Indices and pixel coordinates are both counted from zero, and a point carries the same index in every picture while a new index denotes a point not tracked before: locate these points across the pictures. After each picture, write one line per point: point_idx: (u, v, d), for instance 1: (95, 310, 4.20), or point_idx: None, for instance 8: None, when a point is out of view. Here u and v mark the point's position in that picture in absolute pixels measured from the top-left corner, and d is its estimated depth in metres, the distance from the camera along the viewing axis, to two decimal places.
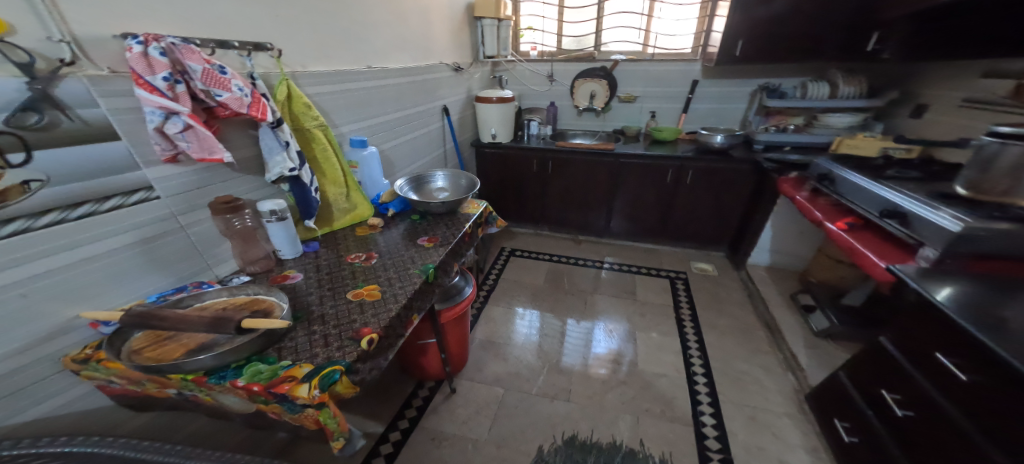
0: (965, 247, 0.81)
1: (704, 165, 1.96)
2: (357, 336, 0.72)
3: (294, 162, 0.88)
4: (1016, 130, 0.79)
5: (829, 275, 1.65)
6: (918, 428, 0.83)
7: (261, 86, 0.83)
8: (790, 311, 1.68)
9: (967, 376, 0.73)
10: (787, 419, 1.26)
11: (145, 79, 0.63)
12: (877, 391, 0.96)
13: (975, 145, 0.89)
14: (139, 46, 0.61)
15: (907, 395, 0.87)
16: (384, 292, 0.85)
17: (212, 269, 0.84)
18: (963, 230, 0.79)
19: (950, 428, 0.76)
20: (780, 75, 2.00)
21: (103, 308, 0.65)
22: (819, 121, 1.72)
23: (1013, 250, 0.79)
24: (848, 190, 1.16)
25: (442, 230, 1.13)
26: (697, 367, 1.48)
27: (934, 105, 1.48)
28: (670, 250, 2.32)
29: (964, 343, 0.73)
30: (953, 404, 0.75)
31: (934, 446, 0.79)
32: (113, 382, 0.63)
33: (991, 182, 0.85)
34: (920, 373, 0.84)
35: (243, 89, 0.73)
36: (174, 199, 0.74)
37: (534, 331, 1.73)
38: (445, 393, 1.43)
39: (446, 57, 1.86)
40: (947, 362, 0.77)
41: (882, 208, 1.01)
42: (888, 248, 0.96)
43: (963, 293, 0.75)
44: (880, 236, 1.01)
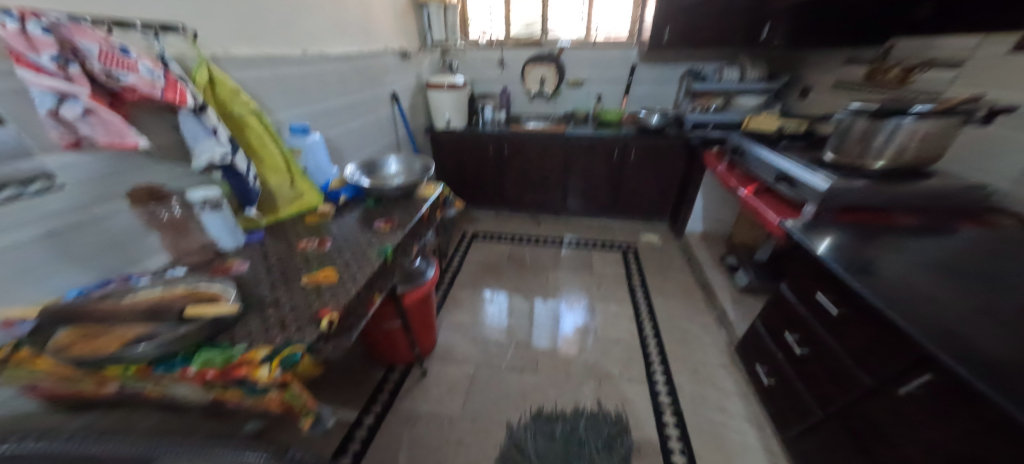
0: (833, 202, 0.99)
1: (645, 144, 2.12)
2: (317, 317, 0.74)
3: (225, 148, 0.84)
4: (861, 106, 0.98)
5: (747, 237, 1.87)
6: (810, 360, 0.99)
7: (175, 68, 0.77)
8: (721, 271, 1.91)
9: (839, 310, 0.89)
10: (722, 370, 1.45)
11: (28, 58, 0.56)
12: (782, 333, 1.13)
13: (838, 118, 1.07)
14: (13, 22, 0.54)
15: (804, 334, 1.02)
16: (342, 275, 0.87)
17: (139, 262, 0.80)
18: (830, 188, 0.97)
19: (830, 356, 0.92)
20: (706, 59, 2.19)
21: (15, 306, 0.62)
22: (734, 102, 1.92)
23: (868, 203, 0.98)
24: (756, 160, 1.34)
25: (397, 213, 1.15)
26: (648, 330, 1.65)
27: (815, 88, 1.73)
28: (622, 225, 2.49)
29: (837, 283, 0.89)
30: (832, 336, 0.91)
31: (820, 372, 0.95)
32: (41, 383, 0.60)
33: (848, 148, 1.04)
34: (809, 313, 1.00)
35: (151, 70, 0.70)
36: (80, 188, 0.69)
37: (503, 314, 1.80)
38: (416, 376, 1.47)
39: (389, 41, 1.82)
40: (825, 299, 0.93)
41: (777, 174, 1.19)
42: (783, 207, 1.14)
43: (838, 241, 0.91)
44: (778, 197, 1.19)
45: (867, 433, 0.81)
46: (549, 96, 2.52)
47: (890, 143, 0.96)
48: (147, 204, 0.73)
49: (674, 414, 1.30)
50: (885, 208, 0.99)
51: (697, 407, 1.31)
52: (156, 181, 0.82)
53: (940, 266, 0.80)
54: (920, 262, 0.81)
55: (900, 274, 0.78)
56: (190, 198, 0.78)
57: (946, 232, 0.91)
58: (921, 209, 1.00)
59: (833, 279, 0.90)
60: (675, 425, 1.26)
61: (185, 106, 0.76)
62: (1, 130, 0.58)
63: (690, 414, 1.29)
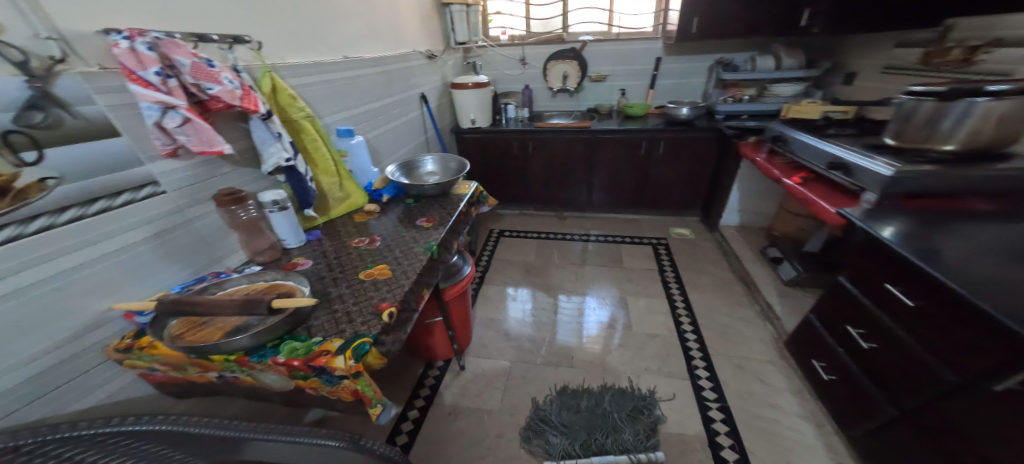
0: (896, 188, 0.97)
1: (672, 137, 2.10)
2: (378, 310, 0.79)
3: (289, 152, 0.89)
4: (926, 89, 0.96)
5: (790, 227, 1.80)
6: (880, 356, 0.97)
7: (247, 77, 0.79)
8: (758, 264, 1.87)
9: (913, 301, 0.86)
10: (769, 366, 1.42)
11: (137, 74, 0.61)
12: (845, 329, 1.10)
13: (899, 102, 1.05)
14: (125, 41, 0.59)
15: (870, 329, 1.00)
16: (394, 270, 0.92)
17: (223, 260, 0.85)
18: (894, 173, 0.95)
19: (904, 352, 0.89)
20: (735, 49, 2.14)
21: (134, 299, 0.67)
22: (769, 91, 1.88)
23: (935, 188, 0.95)
24: (799, 148, 1.32)
25: (437, 210, 1.19)
26: (686, 325, 1.64)
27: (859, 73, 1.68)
28: (649, 218, 2.47)
29: (909, 273, 0.87)
30: (906, 331, 0.89)
31: (891, 369, 0.93)
32: (155, 370, 0.66)
33: (912, 132, 1.01)
34: (877, 307, 0.97)
35: (233, 82, 0.73)
36: (179, 193, 0.74)
37: (526, 310, 1.81)
38: (455, 371, 1.51)
39: (417, 44, 1.85)
40: (896, 290, 0.91)
41: (828, 161, 1.17)
42: (838, 195, 1.12)
43: (902, 228, 0.89)
44: (827, 187, 1.17)
45: (949, 434, 0.79)
46: (571, 93, 2.53)
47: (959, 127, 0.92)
48: (230, 206, 0.78)
49: (721, 410, 1.29)
50: (954, 193, 0.96)
51: (744, 402, 1.30)
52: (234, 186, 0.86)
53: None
54: (1000, 250, 0.78)
55: (980, 262, 0.76)
56: (262, 200, 0.86)
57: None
58: (990, 193, 0.96)
59: (903, 270, 0.88)
60: (722, 422, 1.25)
61: (257, 113, 0.80)
62: (117, 140, 0.62)
63: (738, 410, 1.28)
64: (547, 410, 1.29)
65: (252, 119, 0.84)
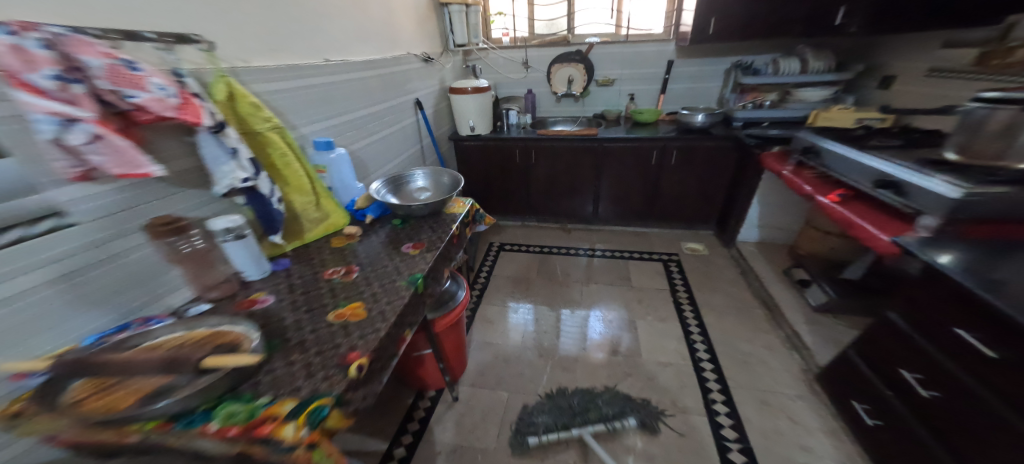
0: (964, 213, 0.81)
1: (685, 145, 1.96)
2: (345, 362, 0.66)
3: (247, 171, 0.77)
4: (1001, 95, 0.81)
5: (817, 247, 1.67)
6: (946, 409, 0.81)
7: (191, 84, 0.67)
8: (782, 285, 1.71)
9: (993, 352, 0.71)
10: (800, 401, 1.27)
11: (25, 78, 0.47)
12: (898, 373, 0.94)
13: (965, 110, 0.90)
14: (7, 36, 0.45)
15: (929, 374, 0.85)
16: (371, 310, 0.78)
17: (161, 299, 0.73)
18: (962, 196, 0.79)
19: (982, 411, 0.73)
20: (753, 52, 1.99)
21: (29, 357, 0.55)
22: (793, 96, 1.73)
23: (1008, 212, 0.80)
24: (837, 164, 1.17)
25: (426, 234, 1.06)
26: (701, 352, 1.49)
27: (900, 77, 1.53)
28: (659, 231, 2.33)
29: (986, 318, 0.72)
30: (983, 385, 0.73)
31: (961, 428, 0.78)
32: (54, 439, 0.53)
33: (983, 146, 0.86)
34: (936, 348, 0.83)
35: (165, 88, 0.60)
36: (96, 225, 0.61)
37: (529, 321, 1.73)
38: (448, 402, 1.37)
39: (413, 47, 1.74)
40: (970, 337, 0.75)
41: (874, 179, 1.02)
42: (886, 220, 0.96)
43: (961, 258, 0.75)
44: (870, 208, 1.02)
45: None
46: (577, 98, 2.39)
47: None
48: (167, 237, 0.68)
49: (743, 454, 1.13)
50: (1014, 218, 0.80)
51: (770, 445, 1.14)
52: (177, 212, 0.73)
53: None
54: None
55: None
56: (212, 227, 0.74)
57: None
58: None
59: (976, 311, 0.73)
60: None
61: (202, 127, 0.67)
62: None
63: (763, 454, 1.12)
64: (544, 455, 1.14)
65: (200, 132, 0.71)
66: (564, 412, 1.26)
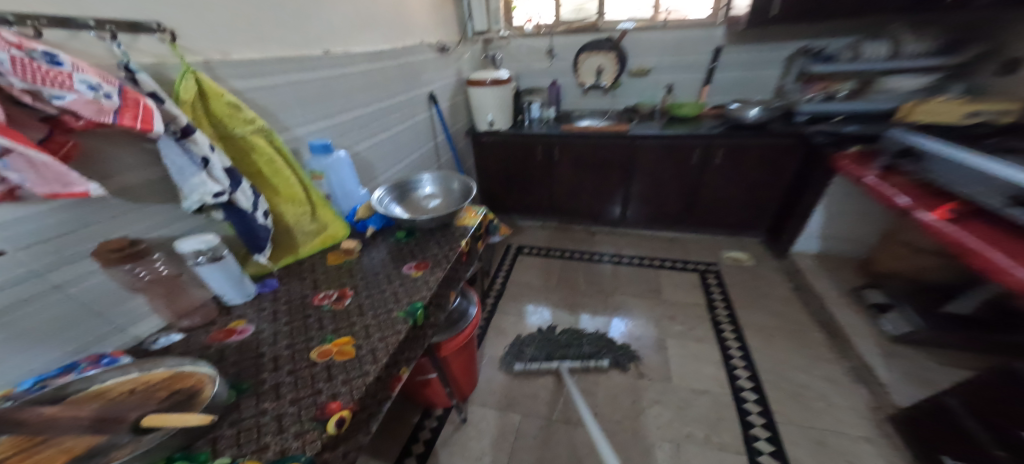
0: None
1: (731, 143, 1.73)
2: (323, 414, 0.53)
3: (220, 183, 0.65)
4: None
5: (902, 265, 1.42)
6: None
7: (145, 81, 0.56)
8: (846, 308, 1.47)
9: None
10: (865, 445, 1.07)
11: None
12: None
13: None
14: None
15: None
16: (361, 348, 0.65)
17: (126, 330, 0.62)
18: None
19: None
20: (817, 35, 1.72)
21: None
22: (877, 85, 1.46)
23: None
24: (953, 173, 0.96)
25: (433, 249, 0.94)
26: (743, 380, 1.30)
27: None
28: (695, 238, 2.11)
29: None
30: None
31: None
32: None
33: None
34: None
35: (102, 87, 0.48)
36: (29, 252, 0.50)
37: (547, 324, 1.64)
38: (456, 424, 1.26)
39: (427, 35, 1.60)
40: None
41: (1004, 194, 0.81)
42: (1012, 242, 0.76)
43: None
44: (998, 232, 0.80)
45: None
46: (607, 90, 2.18)
47: None
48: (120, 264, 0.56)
49: None
50: None
51: None
52: (137, 232, 0.62)
53: None
54: None
55: None
56: (179, 250, 0.63)
57: None
58: None
59: None
60: None
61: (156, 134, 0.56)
62: None
63: None
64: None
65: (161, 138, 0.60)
66: (550, 345, 1.48)
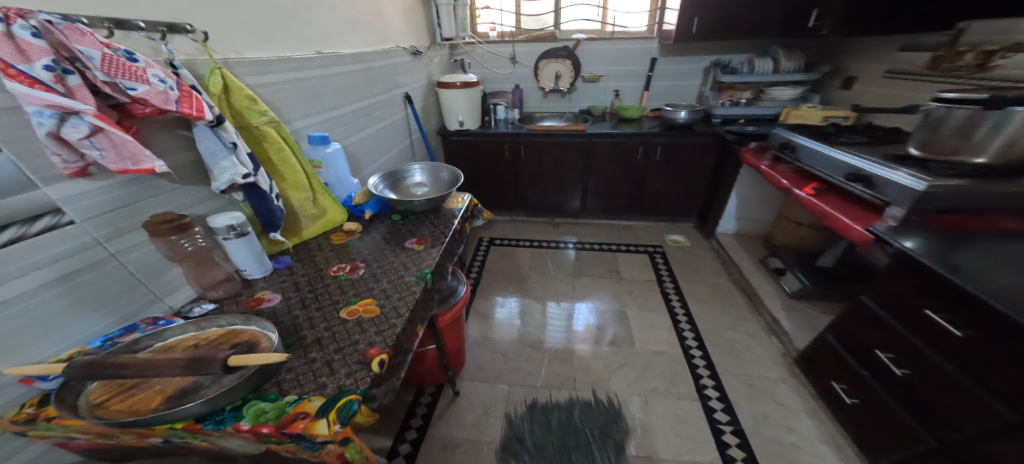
0: (928, 205, 0.89)
1: (669, 141, 2.03)
2: (366, 358, 0.66)
3: (247, 166, 0.76)
4: (959, 96, 0.90)
5: (790, 238, 1.82)
6: (916, 385, 0.89)
7: (186, 76, 0.65)
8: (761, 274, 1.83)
9: (962, 332, 0.78)
10: (781, 385, 1.34)
11: (18, 69, 0.45)
12: (873, 353, 1.01)
13: (926, 110, 0.99)
14: None
15: (900, 353, 0.93)
16: (383, 306, 0.78)
17: (162, 300, 0.74)
18: (927, 188, 0.87)
19: (947, 379, 0.82)
20: (730, 51, 2.09)
21: (36, 358, 0.56)
22: (767, 94, 1.84)
23: (968, 204, 0.88)
24: (809, 158, 1.27)
25: (427, 229, 1.07)
26: (691, 341, 1.57)
27: (862, 77, 1.65)
28: (644, 225, 2.41)
29: (952, 299, 0.80)
30: (947, 358, 0.82)
31: (932, 396, 0.85)
32: (76, 437, 0.55)
33: (941, 143, 0.96)
34: (909, 332, 0.90)
35: (166, 80, 0.59)
36: (96, 223, 0.61)
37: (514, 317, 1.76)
38: (449, 397, 1.38)
39: (401, 40, 1.71)
40: (937, 317, 0.83)
41: (846, 173, 1.10)
42: (856, 210, 1.04)
43: (924, 243, 0.83)
44: (846, 200, 1.10)
45: None
46: (564, 93, 2.43)
47: (997, 135, 0.88)
48: (168, 235, 0.67)
49: (735, 434, 1.21)
50: (977, 210, 0.88)
51: (759, 424, 1.22)
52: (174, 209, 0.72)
53: None
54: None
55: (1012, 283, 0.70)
56: (213, 225, 0.73)
57: None
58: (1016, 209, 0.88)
59: (943, 294, 0.81)
60: (738, 447, 1.17)
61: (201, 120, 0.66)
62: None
63: (753, 435, 1.20)
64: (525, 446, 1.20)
65: (196, 125, 0.70)
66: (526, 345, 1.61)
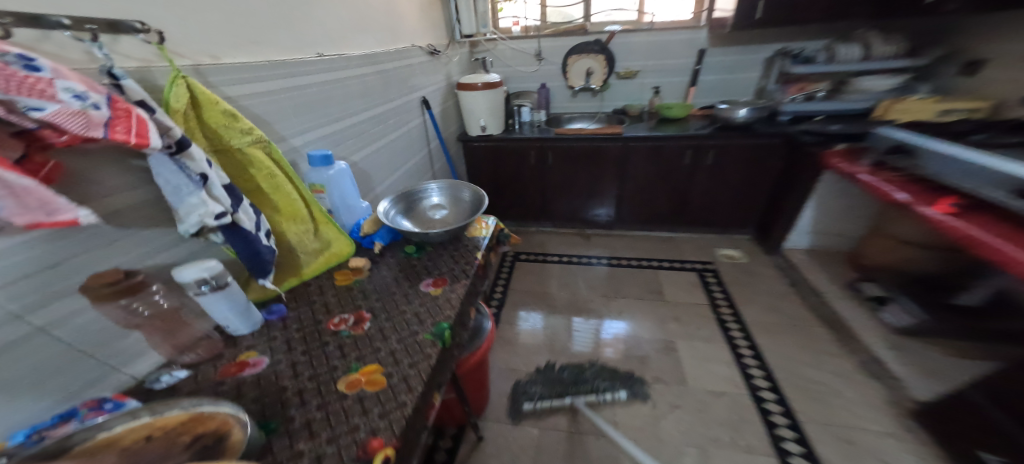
0: None
1: (724, 143, 1.77)
2: (367, 454, 0.49)
3: (220, 203, 0.59)
4: None
5: (888, 257, 1.52)
6: None
7: (133, 87, 0.50)
8: (847, 302, 1.54)
9: None
10: (891, 440, 1.09)
11: None
12: None
13: None
14: None
15: None
16: (391, 375, 0.61)
17: (120, 371, 0.58)
18: None
19: None
20: (799, 39, 1.81)
21: None
22: (853, 86, 1.55)
23: None
24: (945, 168, 1.01)
25: (445, 265, 0.88)
26: (758, 379, 1.32)
27: (995, 60, 1.33)
28: (688, 236, 2.15)
29: None
30: None
31: None
32: None
33: None
34: None
35: (86, 96, 0.42)
36: (9, 291, 0.47)
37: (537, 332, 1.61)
38: (472, 443, 1.20)
39: (417, 38, 1.53)
40: None
41: (1009, 187, 0.84)
42: (1017, 234, 0.79)
43: None
44: (1001, 221, 0.84)
45: None
46: (596, 92, 2.19)
47: None
48: (115, 299, 0.56)
49: None
50: None
51: None
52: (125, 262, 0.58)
53: None
54: None
55: None
56: (182, 280, 0.60)
57: None
58: None
59: None
60: None
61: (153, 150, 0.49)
62: None
63: None
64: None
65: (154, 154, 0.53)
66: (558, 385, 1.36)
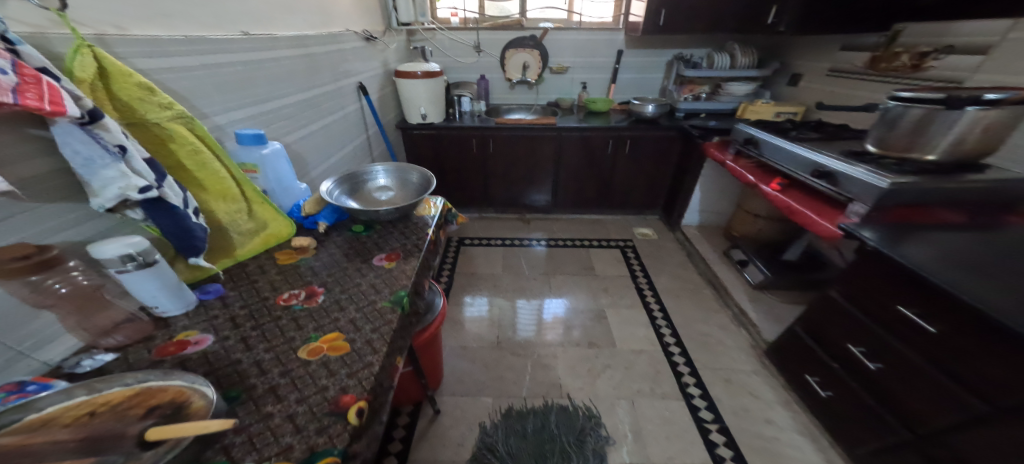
0: (891, 200, 0.95)
1: (638, 136, 2.05)
2: (340, 407, 0.55)
3: (144, 177, 0.61)
4: (914, 96, 0.96)
5: (748, 228, 1.92)
6: (888, 377, 0.96)
7: (30, 54, 0.49)
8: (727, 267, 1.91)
9: (936, 328, 0.83)
10: (756, 377, 1.42)
11: None
12: (844, 346, 1.08)
13: (884, 109, 1.05)
14: None
15: (872, 348, 0.99)
16: (354, 341, 0.67)
17: (29, 357, 0.58)
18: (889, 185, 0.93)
19: (915, 371, 0.88)
20: (691, 46, 2.16)
21: None
22: (724, 89, 1.93)
23: (918, 199, 0.95)
24: (773, 152, 1.35)
25: (395, 240, 0.96)
26: (668, 337, 1.61)
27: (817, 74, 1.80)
28: (614, 218, 2.44)
29: (924, 294, 0.85)
30: (917, 350, 0.88)
31: (904, 391, 0.92)
32: None
33: (896, 140, 1.03)
34: (872, 321, 0.99)
35: None
36: None
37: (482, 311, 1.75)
38: (429, 416, 1.29)
39: (351, 23, 1.53)
40: (908, 311, 0.89)
41: (809, 168, 1.17)
42: (822, 205, 1.11)
43: (879, 234, 0.91)
44: (808, 196, 1.18)
45: None
46: (531, 85, 2.35)
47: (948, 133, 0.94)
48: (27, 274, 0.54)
49: (720, 431, 1.25)
50: (924, 205, 0.96)
51: (741, 420, 1.27)
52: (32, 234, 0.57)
53: (973, 257, 0.81)
54: (942, 253, 0.82)
55: (928, 261, 0.80)
56: (104, 256, 0.60)
57: (991, 228, 0.88)
58: (951, 202, 0.97)
59: (915, 288, 0.87)
60: (724, 444, 1.21)
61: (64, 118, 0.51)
62: None
63: (736, 430, 1.25)
64: (493, 436, 1.19)
65: (58, 124, 0.54)
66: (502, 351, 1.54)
